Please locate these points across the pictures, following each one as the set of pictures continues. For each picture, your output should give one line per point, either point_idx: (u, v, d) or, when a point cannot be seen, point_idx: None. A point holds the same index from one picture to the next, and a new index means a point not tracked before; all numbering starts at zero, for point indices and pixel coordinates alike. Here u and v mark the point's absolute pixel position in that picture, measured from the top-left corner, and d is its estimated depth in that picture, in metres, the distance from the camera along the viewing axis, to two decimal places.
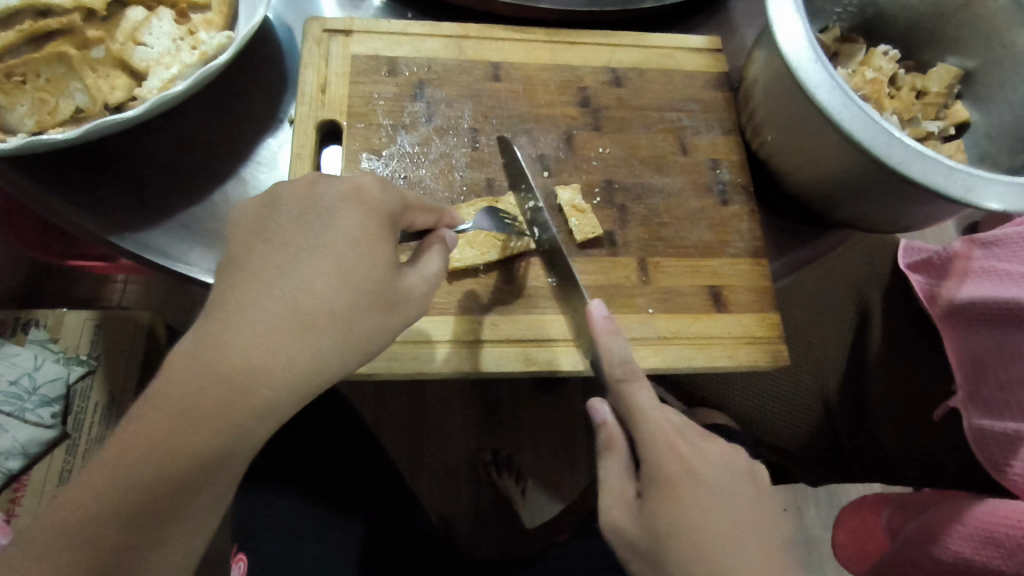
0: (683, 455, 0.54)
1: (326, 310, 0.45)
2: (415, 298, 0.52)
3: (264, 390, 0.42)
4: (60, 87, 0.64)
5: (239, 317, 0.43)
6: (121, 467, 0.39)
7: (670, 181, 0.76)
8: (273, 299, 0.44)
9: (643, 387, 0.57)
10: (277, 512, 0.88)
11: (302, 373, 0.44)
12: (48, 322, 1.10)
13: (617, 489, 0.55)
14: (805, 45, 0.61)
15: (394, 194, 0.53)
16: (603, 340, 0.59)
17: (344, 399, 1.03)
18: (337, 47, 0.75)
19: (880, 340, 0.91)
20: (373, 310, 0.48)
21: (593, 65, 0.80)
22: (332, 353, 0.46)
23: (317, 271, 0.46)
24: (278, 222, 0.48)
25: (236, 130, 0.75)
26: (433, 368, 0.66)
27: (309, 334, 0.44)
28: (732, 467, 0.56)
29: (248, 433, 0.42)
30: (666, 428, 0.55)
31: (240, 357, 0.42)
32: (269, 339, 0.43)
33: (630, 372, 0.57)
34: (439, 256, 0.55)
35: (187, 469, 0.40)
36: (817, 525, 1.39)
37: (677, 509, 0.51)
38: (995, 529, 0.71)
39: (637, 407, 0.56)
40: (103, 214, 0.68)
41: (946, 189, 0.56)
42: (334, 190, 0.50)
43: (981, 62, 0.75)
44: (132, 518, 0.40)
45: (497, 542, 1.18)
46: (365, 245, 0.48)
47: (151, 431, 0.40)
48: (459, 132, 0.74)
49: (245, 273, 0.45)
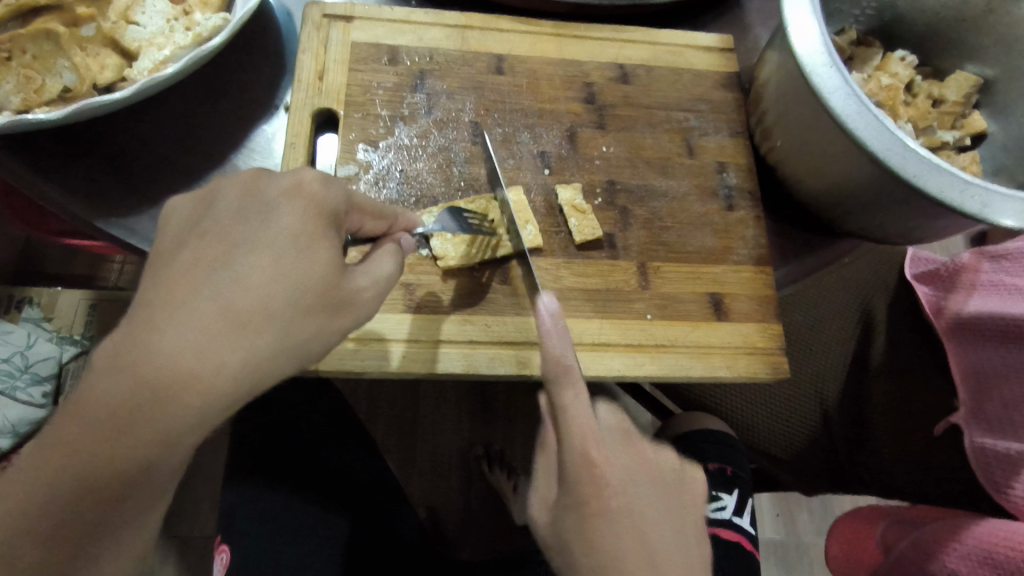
0: (594, 462, 0.50)
1: (258, 309, 0.43)
2: (362, 301, 0.50)
3: (192, 397, 0.41)
4: (48, 64, 0.62)
5: (170, 316, 0.41)
6: (89, 461, 0.40)
7: (675, 183, 0.74)
8: (201, 298, 0.42)
9: (577, 391, 0.52)
10: (263, 507, 0.86)
11: (237, 374, 0.42)
12: (43, 300, 1.08)
13: (541, 493, 0.54)
14: (820, 48, 0.58)
15: (338, 189, 0.50)
16: (546, 336, 0.55)
17: (331, 389, 1.02)
18: (337, 32, 0.73)
19: (883, 351, 0.89)
20: (313, 313, 0.46)
21: (600, 60, 0.78)
22: (269, 353, 0.44)
23: (251, 267, 0.44)
24: (217, 215, 0.45)
25: (231, 115, 0.73)
26: (425, 368, 0.64)
27: (241, 333, 0.42)
28: (647, 475, 0.53)
29: (184, 434, 0.41)
30: (585, 449, 0.50)
31: (165, 361, 0.40)
32: (200, 340, 0.41)
33: (562, 372, 0.52)
34: (391, 259, 0.54)
35: (143, 462, 0.41)
36: (809, 531, 1.38)
37: (585, 520, 0.49)
38: (996, 550, 0.69)
39: (562, 408, 0.51)
40: (90, 197, 0.67)
41: (961, 206, 0.54)
42: (276, 183, 0.47)
43: (1002, 71, 0.72)
44: (104, 507, 0.41)
45: (487, 537, 1.16)
46: (305, 243, 0.46)
47: (106, 430, 0.40)
48: (459, 125, 0.72)
49: (176, 270, 0.43)
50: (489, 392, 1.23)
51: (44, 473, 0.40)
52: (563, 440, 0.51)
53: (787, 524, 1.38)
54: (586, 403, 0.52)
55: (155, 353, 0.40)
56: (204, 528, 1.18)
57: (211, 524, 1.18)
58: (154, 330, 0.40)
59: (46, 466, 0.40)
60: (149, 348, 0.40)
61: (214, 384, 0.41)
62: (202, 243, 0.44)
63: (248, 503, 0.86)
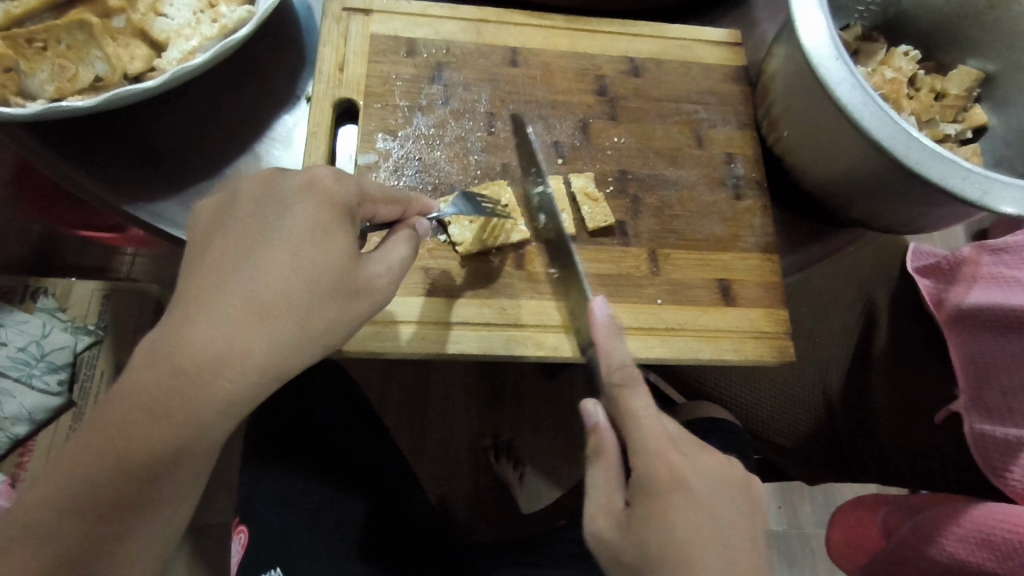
0: (675, 466, 0.53)
1: (282, 300, 0.45)
2: (378, 287, 0.52)
3: (222, 386, 0.43)
4: (81, 54, 0.65)
5: (202, 308, 0.43)
6: (124, 444, 0.42)
7: (685, 173, 0.76)
8: (228, 292, 0.44)
9: (644, 394, 0.57)
10: (279, 489, 0.89)
11: (264, 362, 0.45)
12: (57, 290, 1.08)
13: (606, 502, 0.55)
14: (826, 41, 0.61)
15: (350, 184, 0.52)
16: (605, 343, 0.59)
17: (344, 372, 1.04)
18: (356, 25, 0.75)
19: (887, 339, 0.92)
20: (332, 299, 0.48)
21: (612, 54, 0.80)
22: (292, 340, 0.46)
23: (274, 258, 0.46)
24: (239, 213, 0.48)
25: (255, 107, 0.75)
26: (445, 350, 0.66)
27: (267, 323, 0.45)
28: (722, 479, 0.54)
29: (216, 418, 0.44)
30: (660, 438, 0.54)
31: (196, 351, 0.42)
32: (229, 331, 0.43)
33: (628, 376, 0.57)
34: (405, 244, 0.56)
35: (175, 446, 0.43)
36: (811, 522, 1.40)
37: (663, 528, 0.50)
38: (992, 532, 0.71)
39: (632, 412, 0.56)
40: (118, 184, 0.69)
41: (962, 192, 0.56)
42: (291, 180, 0.49)
43: (1003, 66, 0.74)
44: (137, 486, 0.43)
45: (496, 526, 1.18)
46: (323, 231, 0.48)
47: (142, 415, 0.42)
48: (475, 115, 0.74)
49: (204, 266, 0.45)
50: (499, 384, 1.25)
51: (85, 452, 0.42)
52: (636, 442, 0.55)
53: (788, 515, 1.40)
54: (651, 403, 0.56)
55: (189, 341, 0.42)
56: (219, 515, 1.20)
57: (224, 512, 1.20)
58: (189, 321, 0.43)
59: (87, 446, 0.42)
60: (184, 335, 0.42)
61: (243, 373, 0.44)
62: (226, 239, 0.46)
63: (261, 488, 0.89)
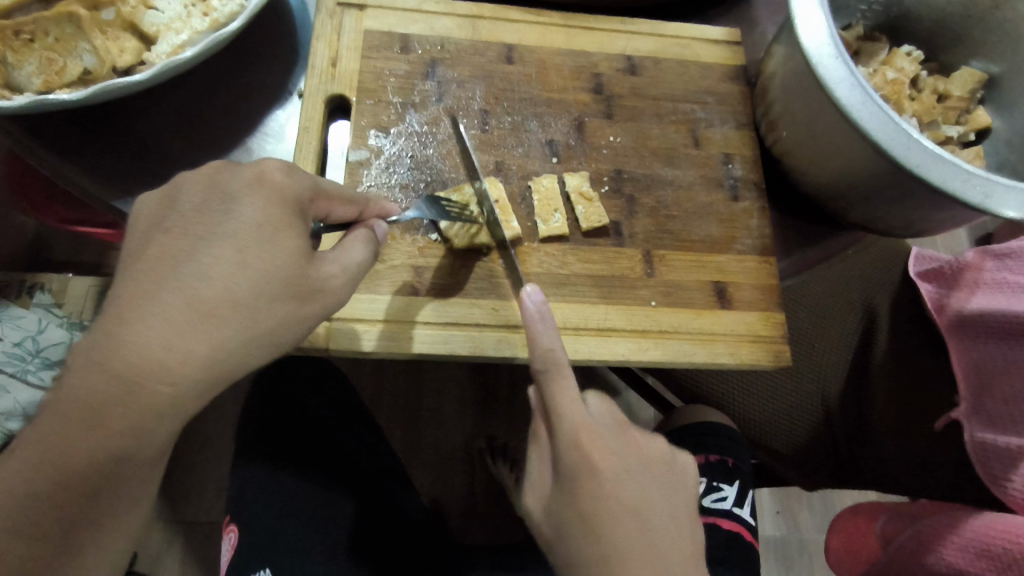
0: (584, 447, 0.50)
1: (225, 299, 0.45)
2: (333, 288, 0.51)
3: (161, 387, 0.43)
4: (69, 46, 0.64)
5: (137, 311, 0.43)
6: (77, 443, 0.43)
7: (681, 173, 0.75)
8: (166, 291, 0.44)
9: (566, 381, 0.53)
10: (266, 488, 0.89)
11: (205, 362, 0.44)
12: (54, 286, 1.03)
13: (536, 482, 0.54)
14: (826, 39, 0.59)
15: (303, 179, 0.51)
16: (532, 331, 0.55)
17: (336, 370, 1.03)
18: (350, 20, 0.74)
19: (886, 344, 0.90)
20: (280, 299, 0.47)
21: (609, 52, 0.79)
22: (237, 341, 0.46)
23: (217, 258, 0.46)
24: (181, 211, 0.47)
25: (245, 101, 0.75)
26: (431, 351, 0.65)
27: (207, 324, 0.44)
28: (639, 456, 0.53)
29: (164, 420, 0.44)
30: (575, 417, 0.51)
31: (135, 355, 0.43)
32: (165, 334, 0.43)
33: (550, 365, 0.53)
34: (363, 245, 0.55)
35: (123, 448, 0.44)
36: (810, 528, 1.39)
37: (580, 504, 0.49)
38: (992, 543, 0.70)
39: (554, 397, 0.52)
40: (105, 177, 0.69)
41: (964, 195, 0.54)
42: (239, 177, 0.49)
43: (1007, 67, 0.73)
44: (99, 478, 0.44)
45: (489, 526, 1.16)
46: (270, 231, 0.47)
47: (91, 417, 0.43)
48: (468, 113, 0.73)
49: (145, 267, 0.45)
50: (493, 387, 1.25)
51: (46, 451, 0.44)
52: (555, 427, 0.52)
53: (786, 521, 1.39)
54: (575, 389, 0.53)
55: (123, 347, 0.43)
56: (207, 515, 1.19)
57: (215, 510, 1.19)
58: (124, 324, 0.43)
59: (50, 445, 0.44)
60: (117, 341, 0.43)
61: (184, 373, 0.44)
62: (168, 240, 0.46)
63: (249, 483, 0.89)
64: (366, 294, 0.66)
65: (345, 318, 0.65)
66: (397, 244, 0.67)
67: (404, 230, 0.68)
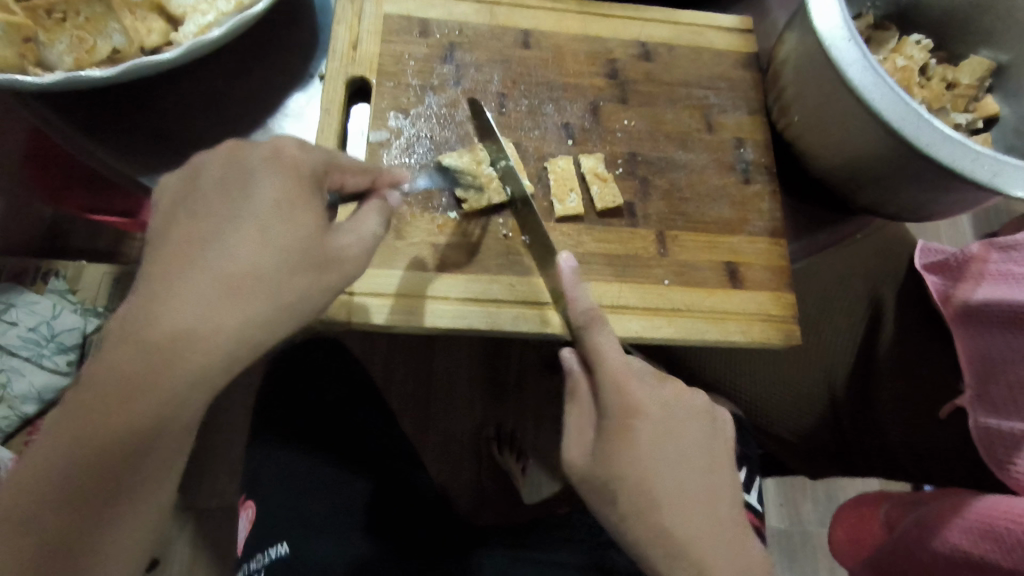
0: (632, 395, 0.53)
1: (251, 275, 0.47)
2: (349, 257, 0.52)
3: (193, 359, 0.45)
4: (98, 26, 0.65)
5: (168, 290, 0.45)
6: (109, 416, 0.44)
7: (694, 156, 0.77)
8: (195, 270, 0.46)
9: (608, 335, 0.56)
10: (280, 466, 0.90)
11: (232, 336, 0.46)
12: (67, 272, 1.06)
13: (577, 434, 0.55)
14: (840, 23, 0.61)
15: (316, 155, 0.53)
16: (570, 292, 0.56)
17: (349, 356, 1.05)
18: (370, 4, 0.76)
19: (892, 333, 0.91)
20: (300, 272, 0.49)
21: (624, 38, 0.80)
22: (263, 315, 0.47)
23: (241, 236, 0.47)
24: (201, 189, 0.48)
25: (268, 84, 0.76)
26: (450, 326, 0.67)
27: (235, 299, 0.46)
28: (681, 403, 0.56)
29: (194, 394, 0.45)
30: (619, 366, 0.54)
31: (168, 330, 0.44)
32: (195, 311, 0.45)
33: (593, 319, 0.55)
34: (376, 215, 0.55)
35: (157, 420, 0.45)
36: (813, 520, 1.40)
37: (628, 446, 0.52)
38: (995, 523, 0.71)
39: (597, 349, 0.54)
40: (132, 155, 0.71)
41: (972, 175, 0.56)
42: (255, 154, 0.50)
43: (1016, 56, 0.74)
44: (132, 451, 0.45)
45: (501, 512, 1.20)
46: (287, 207, 0.49)
47: (123, 391, 0.44)
48: (486, 95, 0.75)
49: (174, 247, 0.47)
50: (501, 373, 1.25)
51: (80, 424, 0.44)
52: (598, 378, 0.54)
53: (790, 512, 1.40)
54: (615, 342, 0.55)
55: (157, 323, 0.44)
56: (221, 498, 1.21)
57: (227, 494, 1.21)
58: (156, 303, 0.45)
59: (83, 416, 0.44)
60: (151, 317, 0.44)
61: (215, 346, 0.45)
62: (194, 219, 0.48)
63: (266, 460, 0.90)
64: (382, 269, 0.67)
65: (365, 293, 0.66)
66: (417, 222, 0.69)
67: (423, 209, 0.69)
